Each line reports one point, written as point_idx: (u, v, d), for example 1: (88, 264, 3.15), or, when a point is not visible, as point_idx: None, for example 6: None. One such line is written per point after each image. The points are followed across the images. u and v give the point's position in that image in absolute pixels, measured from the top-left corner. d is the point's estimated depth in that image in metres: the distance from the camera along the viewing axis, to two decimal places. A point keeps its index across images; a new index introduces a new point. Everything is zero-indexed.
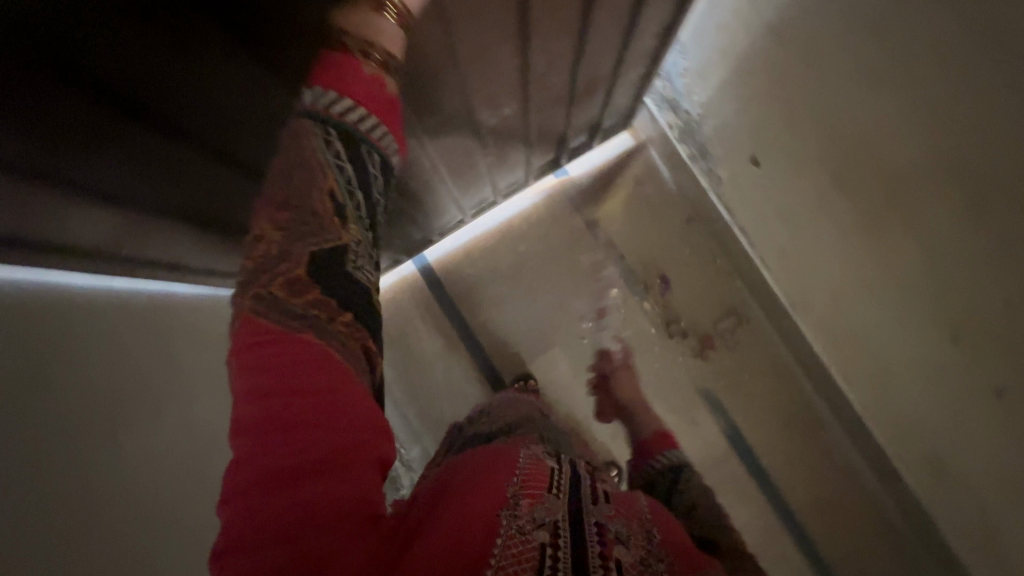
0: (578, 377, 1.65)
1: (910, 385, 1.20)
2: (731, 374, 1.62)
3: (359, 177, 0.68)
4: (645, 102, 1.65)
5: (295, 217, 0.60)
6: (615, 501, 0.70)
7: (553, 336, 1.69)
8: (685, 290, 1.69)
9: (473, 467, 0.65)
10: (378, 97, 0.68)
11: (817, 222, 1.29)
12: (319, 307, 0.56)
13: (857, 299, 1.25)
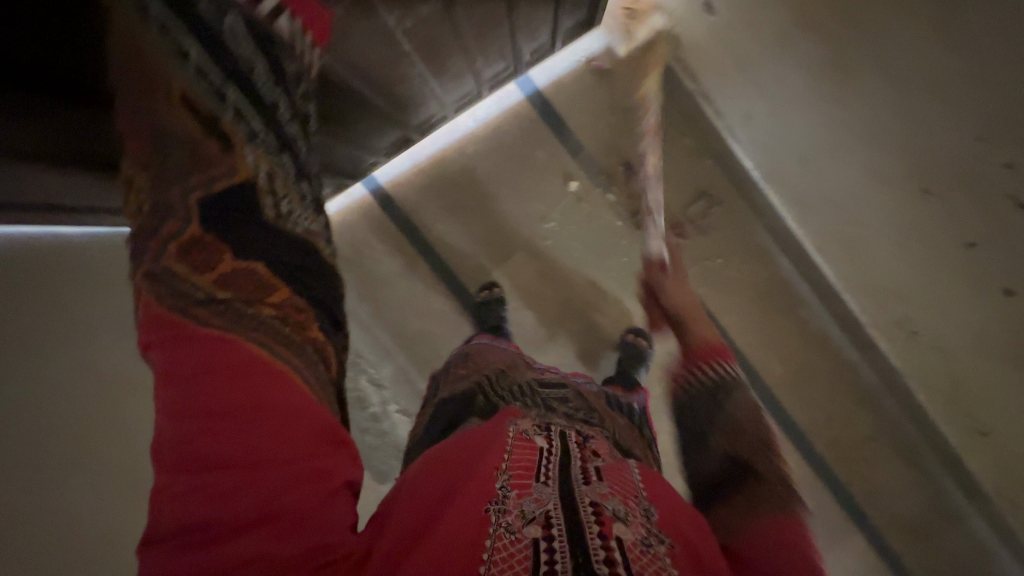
0: (544, 275, 1.53)
1: (885, 245, 1.24)
2: (703, 258, 1.47)
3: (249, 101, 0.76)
4: None
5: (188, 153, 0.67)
6: (607, 475, 0.67)
7: (512, 237, 1.54)
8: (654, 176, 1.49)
9: (459, 458, 0.66)
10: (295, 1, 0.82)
11: (781, 73, 1.25)
12: (224, 288, 0.58)
13: (829, 155, 1.25)
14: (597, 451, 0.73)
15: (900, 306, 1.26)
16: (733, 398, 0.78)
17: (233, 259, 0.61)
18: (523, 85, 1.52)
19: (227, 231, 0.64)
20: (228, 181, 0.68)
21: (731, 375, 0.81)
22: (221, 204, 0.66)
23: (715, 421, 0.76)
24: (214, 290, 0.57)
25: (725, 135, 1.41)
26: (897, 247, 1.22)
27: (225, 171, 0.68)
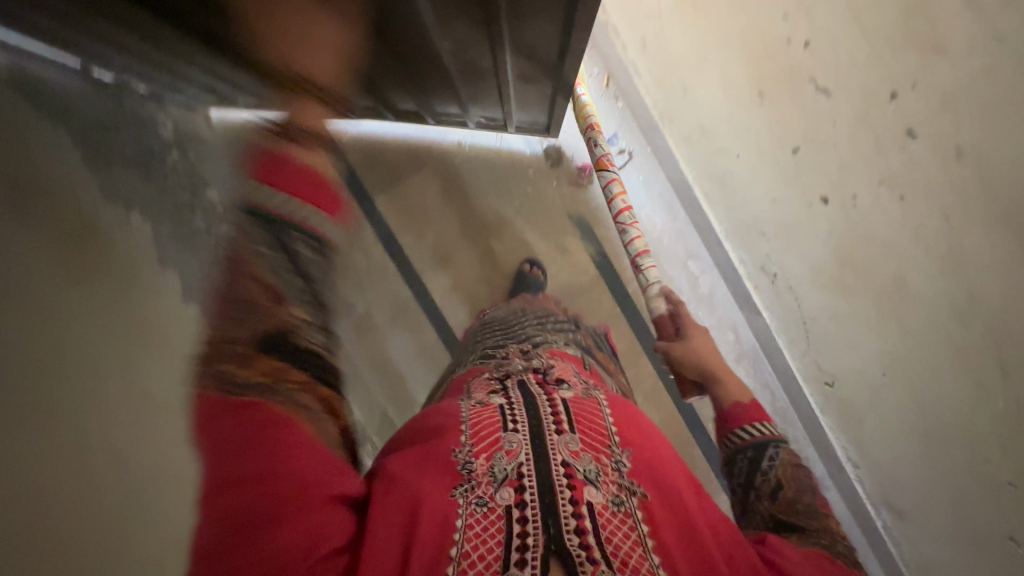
0: (465, 207, 1.17)
1: (797, 227, 0.74)
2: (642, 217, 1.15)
3: (294, 269, 0.58)
4: None
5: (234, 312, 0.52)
6: (575, 414, 0.57)
7: (427, 154, 1.18)
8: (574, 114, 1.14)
9: (423, 434, 0.57)
10: (316, 189, 0.60)
11: None
12: (265, 373, 0.50)
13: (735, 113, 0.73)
14: (561, 386, 0.62)
15: (771, 252, 0.87)
16: (786, 491, 0.59)
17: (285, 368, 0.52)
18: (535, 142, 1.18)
19: (296, 358, 0.54)
20: (288, 344, 0.54)
21: (778, 442, 0.64)
22: (288, 348, 0.54)
23: (762, 491, 0.61)
24: (267, 378, 0.50)
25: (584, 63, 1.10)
26: (770, 195, 0.76)
27: (268, 328, 0.53)
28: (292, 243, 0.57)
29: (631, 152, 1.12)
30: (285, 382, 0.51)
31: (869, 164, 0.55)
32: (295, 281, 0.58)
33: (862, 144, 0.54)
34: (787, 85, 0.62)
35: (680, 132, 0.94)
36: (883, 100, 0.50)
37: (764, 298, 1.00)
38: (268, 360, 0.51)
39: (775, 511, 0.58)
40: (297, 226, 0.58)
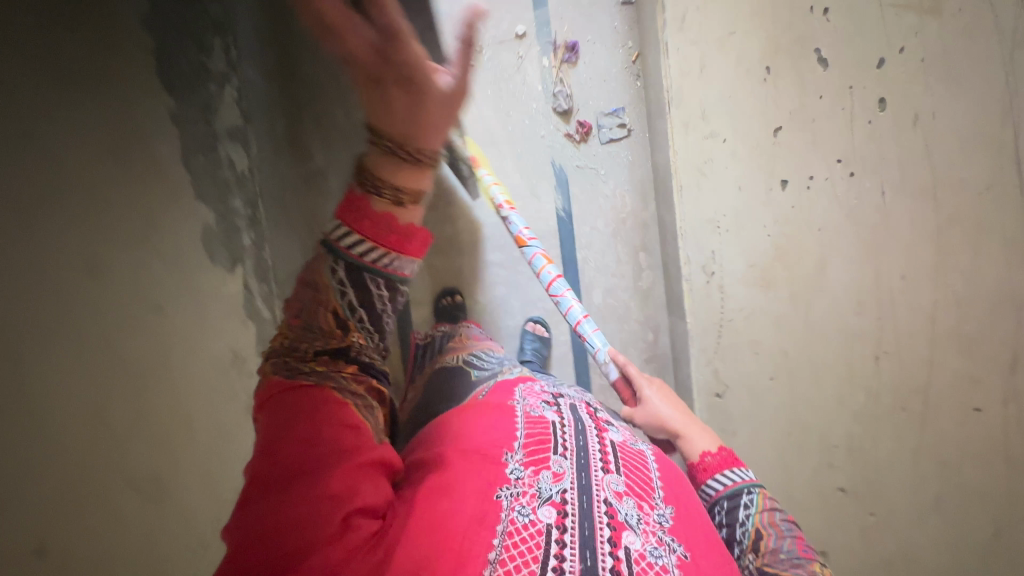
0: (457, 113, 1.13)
1: (752, 217, 0.77)
2: (617, 191, 1.18)
3: (362, 301, 0.46)
4: None
5: (299, 314, 0.46)
6: (622, 458, 0.54)
7: None
8: (591, 69, 1.14)
9: (456, 435, 0.55)
10: (387, 232, 0.44)
11: None
12: (319, 367, 0.45)
13: (741, 91, 0.76)
14: (612, 428, 0.61)
15: None
16: (766, 542, 0.56)
17: (337, 368, 0.46)
18: (559, 178, 1.16)
19: (346, 361, 0.46)
20: (341, 358, 0.46)
21: (752, 488, 0.60)
22: (344, 358, 0.46)
23: (746, 546, 0.57)
24: (315, 366, 0.45)
25: (613, 30, 1.14)
26: (739, 182, 0.77)
27: (333, 344, 0.46)
28: (356, 278, 0.45)
29: (630, 130, 1.16)
30: (345, 376, 0.46)
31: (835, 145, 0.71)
32: (352, 311, 0.46)
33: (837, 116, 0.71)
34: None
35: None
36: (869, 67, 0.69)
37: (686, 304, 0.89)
38: (321, 358, 0.45)
39: (761, 563, 0.55)
40: (365, 253, 0.44)
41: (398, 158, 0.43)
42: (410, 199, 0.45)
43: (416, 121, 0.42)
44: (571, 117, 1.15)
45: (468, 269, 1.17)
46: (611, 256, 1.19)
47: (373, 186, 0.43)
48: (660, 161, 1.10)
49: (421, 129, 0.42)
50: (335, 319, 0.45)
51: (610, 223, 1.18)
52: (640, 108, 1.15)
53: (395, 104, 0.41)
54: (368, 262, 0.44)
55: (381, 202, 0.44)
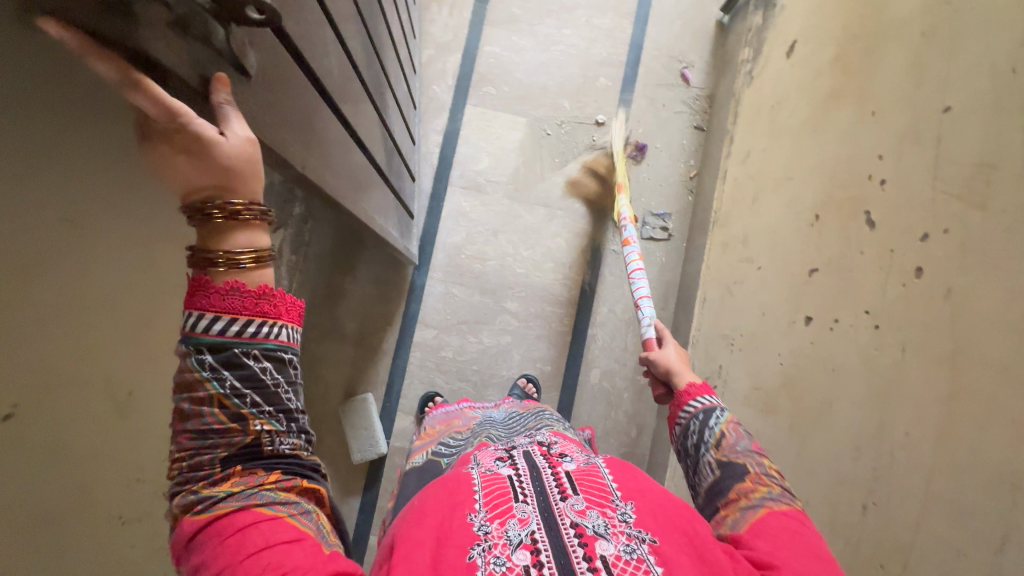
0: (521, 170, 1.22)
1: (769, 347, 0.81)
2: (645, 286, 1.23)
3: (255, 390, 0.39)
4: (737, 105, 1.12)
5: (193, 434, 0.38)
6: (578, 481, 0.53)
7: (531, 103, 1.23)
8: (651, 172, 1.24)
9: (416, 509, 0.54)
10: (235, 303, 0.38)
11: (835, 134, 0.76)
12: (228, 473, 0.38)
13: (787, 231, 0.82)
14: (565, 460, 0.58)
15: (728, 363, 0.93)
16: (727, 439, 0.58)
17: (250, 468, 0.39)
18: (595, 257, 1.22)
19: (257, 460, 0.40)
20: (253, 455, 0.39)
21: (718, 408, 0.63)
22: (253, 459, 0.39)
23: (710, 444, 0.59)
24: (229, 490, 0.38)
25: (680, 144, 1.25)
26: (764, 310, 0.85)
27: (240, 449, 0.39)
28: (223, 364, 0.38)
29: (670, 235, 1.23)
30: (264, 483, 0.39)
31: (842, 296, 0.67)
32: (243, 402, 0.39)
33: (872, 276, 0.62)
34: (844, 216, 0.69)
35: (721, 239, 1.06)
36: (913, 238, 0.57)
37: None
38: (230, 473, 0.39)
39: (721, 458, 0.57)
40: (236, 330, 0.38)
41: (222, 219, 0.37)
42: (250, 255, 0.39)
43: (218, 174, 0.36)
44: (622, 207, 1.23)
45: (482, 309, 1.19)
46: (620, 344, 1.20)
47: (207, 260, 0.38)
48: (692, 272, 1.16)
49: (233, 180, 0.37)
50: (222, 417, 0.38)
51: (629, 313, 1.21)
52: (686, 218, 1.24)
53: (179, 160, 0.35)
54: (234, 341, 0.38)
55: (219, 270, 0.38)
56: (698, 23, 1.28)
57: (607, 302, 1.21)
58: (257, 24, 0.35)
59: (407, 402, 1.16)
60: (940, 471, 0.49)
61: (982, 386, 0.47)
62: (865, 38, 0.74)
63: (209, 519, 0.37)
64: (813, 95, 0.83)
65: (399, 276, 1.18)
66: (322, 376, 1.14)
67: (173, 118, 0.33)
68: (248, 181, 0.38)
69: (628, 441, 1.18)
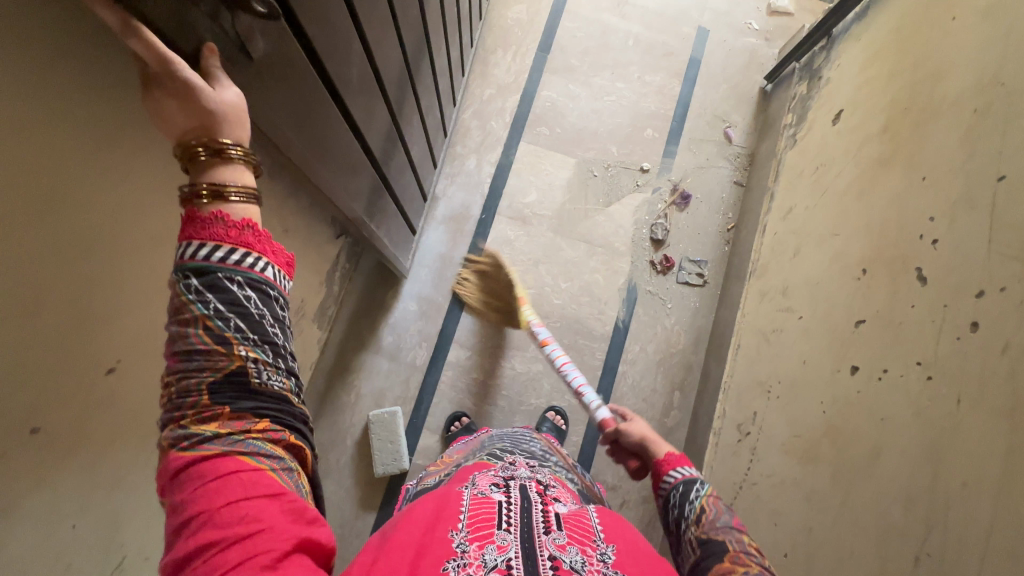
0: (567, 206, 1.27)
1: (812, 394, 0.81)
2: (678, 329, 1.24)
3: (246, 320, 0.37)
4: (778, 165, 1.18)
5: (177, 364, 0.35)
6: (565, 520, 0.54)
7: (581, 146, 1.30)
8: (690, 220, 1.29)
9: (400, 522, 0.53)
10: (222, 231, 0.36)
11: (883, 195, 0.80)
12: (214, 411, 0.35)
13: (833, 284, 0.85)
14: (558, 503, 0.59)
15: (764, 410, 0.93)
16: (706, 515, 0.59)
17: (238, 406, 0.36)
18: (630, 296, 1.25)
19: (246, 396, 0.37)
20: (242, 391, 0.37)
21: (701, 483, 0.65)
22: (241, 395, 0.37)
23: (690, 520, 0.61)
24: (216, 430, 0.35)
25: (719, 197, 1.31)
26: (806, 358, 0.86)
27: (229, 384, 0.36)
28: (209, 285, 0.35)
29: (704, 282, 1.27)
30: (250, 425, 0.36)
31: (892, 347, 0.68)
32: (231, 331, 0.36)
33: (925, 329, 0.64)
34: (894, 271, 0.72)
35: (758, 288, 1.09)
36: (968, 295, 0.60)
37: (717, 450, 1.03)
38: (219, 413, 0.35)
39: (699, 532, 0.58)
40: (228, 255, 0.36)
41: (213, 155, 0.35)
42: (238, 193, 0.36)
43: (206, 115, 0.34)
44: (661, 250, 1.27)
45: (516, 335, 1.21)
46: (650, 384, 1.21)
47: (193, 193, 0.35)
48: (726, 318, 1.18)
49: (224, 123, 0.35)
50: (207, 340, 0.35)
51: (660, 354, 1.23)
52: (721, 267, 1.27)
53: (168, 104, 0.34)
54: (221, 265, 0.36)
55: (206, 207, 0.36)
56: (742, 88, 1.37)
57: (639, 340, 1.23)
58: (263, 14, 0.36)
59: (433, 420, 1.16)
60: (998, 523, 0.49)
61: None
62: (914, 112, 0.79)
63: (195, 457, 0.34)
64: (861, 159, 0.89)
65: (438, 295, 1.21)
66: (353, 386, 1.15)
67: (168, 67, 0.32)
68: (234, 126, 0.36)
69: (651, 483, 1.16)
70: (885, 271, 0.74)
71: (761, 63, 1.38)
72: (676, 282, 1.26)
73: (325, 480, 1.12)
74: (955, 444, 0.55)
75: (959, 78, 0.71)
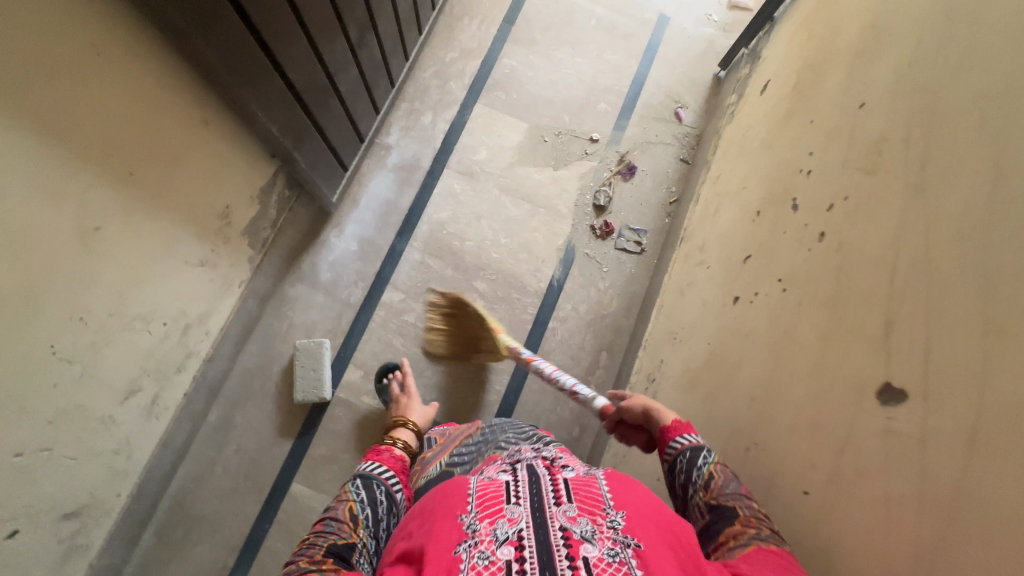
0: (513, 166, 1.32)
1: (703, 331, 0.84)
2: (613, 292, 1.27)
3: (372, 504, 0.66)
4: (718, 140, 1.22)
5: (321, 526, 0.61)
6: (574, 488, 0.50)
7: (535, 113, 1.35)
8: (634, 190, 1.33)
9: (423, 512, 0.52)
10: (393, 461, 0.79)
11: (782, 144, 0.83)
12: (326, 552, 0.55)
13: (736, 229, 0.88)
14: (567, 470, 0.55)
15: (669, 355, 0.95)
16: (712, 484, 0.54)
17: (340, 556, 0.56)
18: (566, 256, 1.28)
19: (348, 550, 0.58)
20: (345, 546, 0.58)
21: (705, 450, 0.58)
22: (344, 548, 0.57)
23: (698, 484, 0.55)
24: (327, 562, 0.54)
25: (665, 171, 1.34)
26: (705, 302, 0.89)
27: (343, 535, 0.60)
28: (368, 485, 0.70)
29: (643, 250, 1.30)
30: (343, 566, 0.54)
31: (764, 271, 0.71)
32: (365, 511, 0.65)
33: (788, 249, 0.67)
34: (778, 206, 0.76)
35: (684, 250, 1.12)
36: (821, 210, 0.62)
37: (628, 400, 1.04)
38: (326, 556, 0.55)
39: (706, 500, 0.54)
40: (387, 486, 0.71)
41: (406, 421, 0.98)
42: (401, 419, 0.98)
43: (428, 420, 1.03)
44: (602, 217, 1.31)
45: (451, 283, 1.24)
46: (579, 342, 1.23)
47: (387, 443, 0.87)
48: (657, 282, 1.21)
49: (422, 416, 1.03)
50: (348, 514, 0.63)
51: (593, 314, 1.25)
52: (659, 237, 1.30)
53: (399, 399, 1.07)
54: (376, 476, 0.73)
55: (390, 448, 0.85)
56: (698, 74, 1.42)
57: (573, 299, 1.26)
58: None
59: (360, 356, 1.18)
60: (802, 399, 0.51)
61: (845, 316, 0.50)
62: (815, 69, 0.83)
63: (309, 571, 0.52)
64: (773, 119, 0.93)
65: (380, 239, 1.25)
66: (286, 315, 1.18)
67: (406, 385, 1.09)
68: (425, 413, 1.04)
69: (571, 437, 1.17)
70: (771, 207, 0.77)
71: (717, 52, 1.43)
72: (614, 247, 1.29)
73: (247, 404, 1.14)
74: (789, 340, 0.58)
75: (848, 32, 0.76)
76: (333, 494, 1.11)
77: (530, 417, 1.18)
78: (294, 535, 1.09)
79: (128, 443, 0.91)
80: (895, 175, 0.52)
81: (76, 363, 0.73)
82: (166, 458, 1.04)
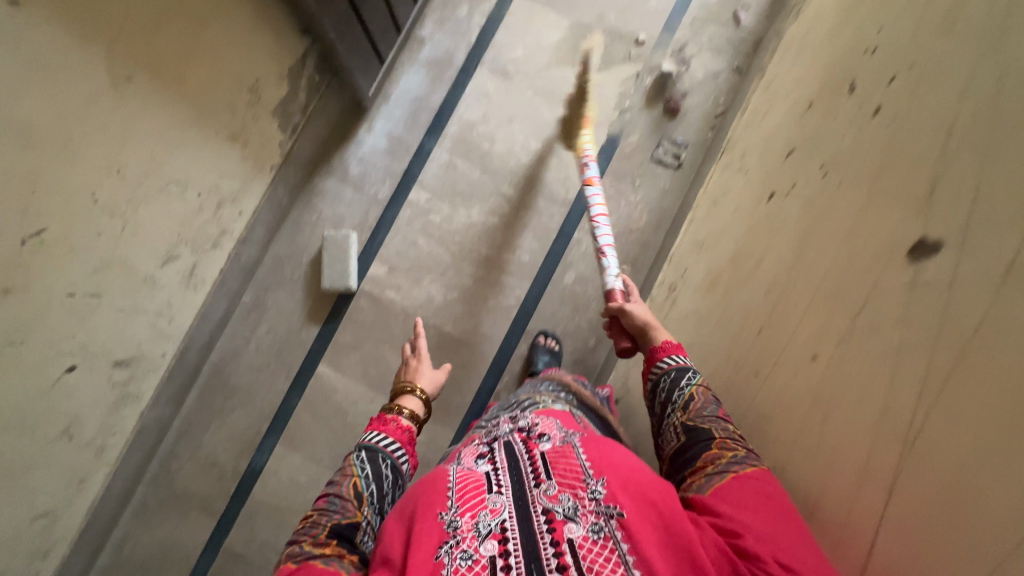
0: (551, 67, 1.25)
1: (733, 232, 0.80)
2: (643, 207, 1.22)
3: (376, 480, 0.65)
4: (778, 42, 1.11)
5: (320, 507, 0.61)
6: (551, 462, 0.55)
7: (578, 9, 1.26)
8: (678, 99, 1.24)
9: (406, 500, 0.55)
10: (401, 428, 0.72)
11: (849, 26, 0.74)
12: (322, 546, 0.56)
13: (783, 126, 0.81)
14: (543, 437, 0.60)
15: (693, 264, 0.92)
16: (694, 402, 0.64)
17: (339, 546, 0.57)
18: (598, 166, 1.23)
19: (349, 536, 0.59)
20: (348, 531, 0.59)
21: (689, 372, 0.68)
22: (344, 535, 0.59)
23: (677, 405, 0.66)
24: (326, 552, 0.56)
25: (714, 80, 1.24)
26: (739, 205, 0.84)
27: (343, 519, 0.60)
28: (371, 457, 0.67)
29: (680, 164, 1.23)
30: (343, 558, 0.56)
31: (808, 161, 0.66)
32: (366, 491, 0.63)
33: (837, 132, 0.61)
34: (833, 93, 0.69)
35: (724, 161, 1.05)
36: (881, 85, 0.56)
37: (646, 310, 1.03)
38: (327, 543, 0.57)
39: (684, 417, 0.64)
40: (391, 458, 0.68)
41: (406, 393, 0.80)
42: (406, 386, 0.80)
43: (435, 382, 0.85)
44: (641, 126, 1.23)
45: (478, 186, 1.22)
46: (604, 255, 1.21)
47: (388, 411, 0.75)
48: (692, 196, 1.15)
49: (431, 381, 0.85)
50: (350, 492, 0.63)
51: (621, 227, 1.21)
52: (700, 151, 1.23)
53: (408, 361, 0.87)
54: (380, 447, 0.68)
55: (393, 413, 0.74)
56: None
57: (601, 211, 1.22)
58: None
59: (385, 252, 1.20)
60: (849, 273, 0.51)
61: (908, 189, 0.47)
62: None
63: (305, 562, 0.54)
64: (843, 5, 0.82)
65: (409, 136, 1.23)
66: (316, 207, 1.21)
67: (412, 347, 0.87)
68: (433, 377, 0.85)
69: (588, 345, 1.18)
70: (825, 95, 0.70)
71: None
72: (650, 159, 1.23)
73: (278, 288, 1.19)
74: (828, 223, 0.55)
75: None
76: (356, 378, 1.18)
77: (547, 323, 1.19)
78: (319, 410, 1.18)
79: (169, 308, 0.98)
80: (975, 34, 0.46)
81: (117, 217, 0.78)
82: (205, 330, 1.12)
